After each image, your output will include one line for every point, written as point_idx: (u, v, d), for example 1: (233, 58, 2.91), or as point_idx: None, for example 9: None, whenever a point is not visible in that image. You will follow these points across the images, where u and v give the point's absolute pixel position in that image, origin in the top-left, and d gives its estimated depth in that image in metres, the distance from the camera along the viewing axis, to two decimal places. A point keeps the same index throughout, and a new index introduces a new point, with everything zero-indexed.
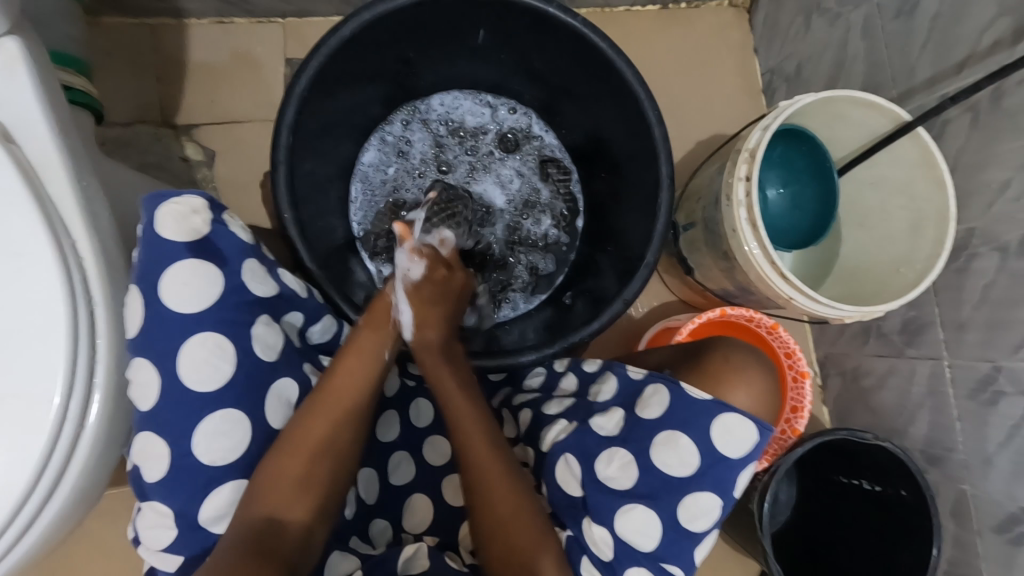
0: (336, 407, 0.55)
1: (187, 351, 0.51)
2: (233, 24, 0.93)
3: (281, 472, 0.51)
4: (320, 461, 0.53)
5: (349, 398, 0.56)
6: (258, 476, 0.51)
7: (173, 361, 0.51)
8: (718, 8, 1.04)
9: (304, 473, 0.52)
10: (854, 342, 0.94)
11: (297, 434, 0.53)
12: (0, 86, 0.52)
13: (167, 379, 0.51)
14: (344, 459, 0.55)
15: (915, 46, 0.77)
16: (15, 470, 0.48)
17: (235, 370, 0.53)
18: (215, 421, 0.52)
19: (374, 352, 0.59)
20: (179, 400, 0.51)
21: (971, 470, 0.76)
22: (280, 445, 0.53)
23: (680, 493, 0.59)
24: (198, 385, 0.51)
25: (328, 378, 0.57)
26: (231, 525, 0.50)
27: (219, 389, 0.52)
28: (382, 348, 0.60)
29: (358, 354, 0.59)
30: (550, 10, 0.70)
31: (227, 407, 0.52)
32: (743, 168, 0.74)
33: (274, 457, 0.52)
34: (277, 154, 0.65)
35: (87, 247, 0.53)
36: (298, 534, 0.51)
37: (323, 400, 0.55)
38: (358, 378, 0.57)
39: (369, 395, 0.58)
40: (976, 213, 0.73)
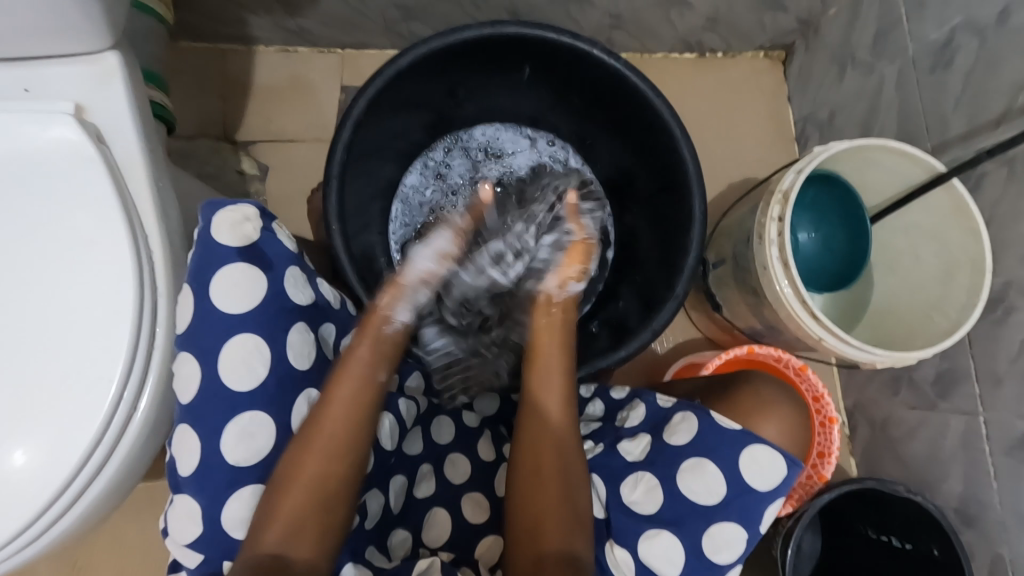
0: (330, 434, 0.55)
1: (228, 351, 0.54)
2: (296, 52, 1.00)
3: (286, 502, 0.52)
4: (322, 486, 0.53)
5: (346, 421, 0.56)
6: (262, 507, 0.52)
7: (215, 359, 0.54)
8: (754, 57, 1.08)
9: (306, 502, 0.52)
10: (883, 391, 0.92)
11: (294, 462, 0.53)
12: (97, 95, 0.57)
13: (208, 374, 0.53)
14: (348, 481, 0.55)
15: (950, 101, 0.79)
16: (71, 446, 0.51)
17: (268, 374, 0.55)
18: (244, 422, 0.53)
19: (366, 374, 0.59)
20: (214, 397, 0.53)
21: (1008, 533, 0.73)
22: (280, 474, 0.53)
23: (705, 521, 0.58)
24: (234, 384, 0.54)
25: (321, 402, 0.57)
26: (239, 558, 0.51)
27: (252, 390, 0.54)
28: (374, 372, 0.60)
29: (349, 377, 0.58)
30: (592, 51, 0.74)
31: (254, 410, 0.54)
32: (776, 208, 0.75)
33: (275, 488, 0.52)
34: (331, 170, 0.69)
35: (157, 244, 0.57)
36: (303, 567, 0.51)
37: (317, 428, 0.55)
38: (351, 401, 0.57)
39: (366, 420, 0.57)
40: (1013, 265, 0.73)
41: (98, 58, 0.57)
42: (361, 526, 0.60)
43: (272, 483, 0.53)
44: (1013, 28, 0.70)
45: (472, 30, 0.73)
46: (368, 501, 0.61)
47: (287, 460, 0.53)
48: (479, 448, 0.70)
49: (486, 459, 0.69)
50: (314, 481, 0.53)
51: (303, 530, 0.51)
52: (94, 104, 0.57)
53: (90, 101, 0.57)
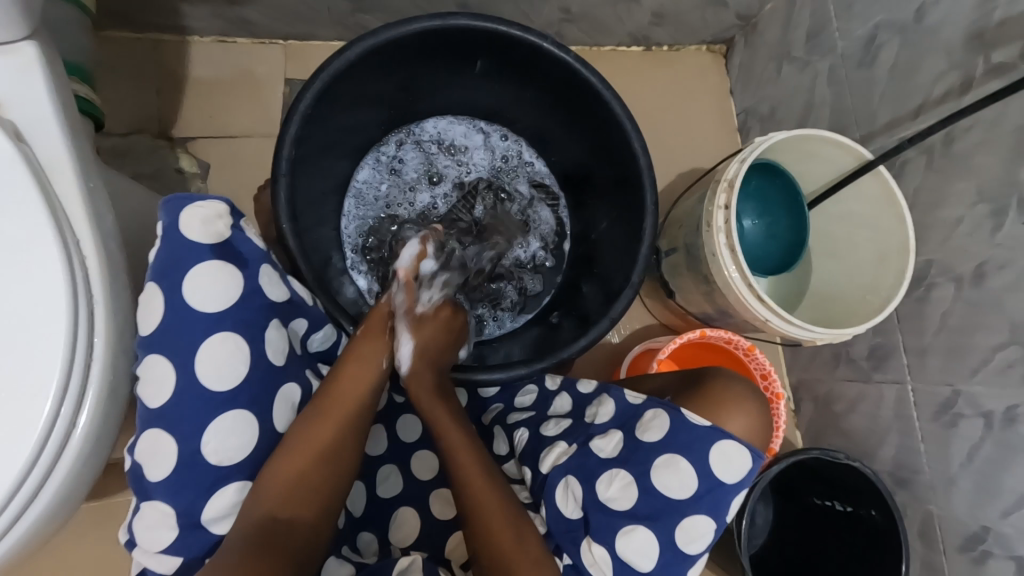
0: (341, 408, 0.57)
1: (206, 352, 0.52)
2: (236, 44, 0.96)
3: (292, 471, 0.52)
4: (326, 458, 0.54)
5: (355, 399, 0.58)
6: (264, 475, 0.52)
7: (191, 359, 0.52)
8: (698, 52, 1.12)
9: (311, 471, 0.53)
10: (825, 367, 0.98)
11: (298, 438, 0.54)
12: (14, 88, 0.53)
13: (185, 375, 0.51)
14: (350, 453, 0.56)
15: (876, 94, 0.85)
16: (5, 467, 0.48)
17: (249, 370, 0.54)
18: (228, 420, 0.52)
19: (378, 356, 0.61)
20: (194, 397, 0.51)
21: (936, 490, 0.80)
22: (284, 448, 0.53)
23: (678, 514, 0.60)
24: (216, 384, 0.52)
25: (332, 380, 0.59)
26: (236, 525, 0.51)
27: (233, 388, 0.52)
28: (379, 356, 0.61)
29: (358, 360, 0.60)
30: (544, 44, 0.75)
31: (238, 409, 0.53)
32: (723, 197, 0.79)
33: (276, 461, 0.53)
34: (279, 167, 0.67)
35: (91, 246, 0.53)
36: (304, 532, 0.51)
37: (329, 402, 0.57)
38: (363, 380, 0.59)
39: (368, 400, 0.59)
40: (933, 245, 0.79)
41: (15, 49, 0.53)
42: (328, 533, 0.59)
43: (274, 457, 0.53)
44: (929, 26, 0.76)
45: (421, 22, 0.72)
46: None
47: (295, 430, 0.54)
48: None
49: None
50: (324, 452, 0.54)
51: (305, 499, 0.52)
52: (12, 99, 0.53)
53: (7, 95, 0.53)
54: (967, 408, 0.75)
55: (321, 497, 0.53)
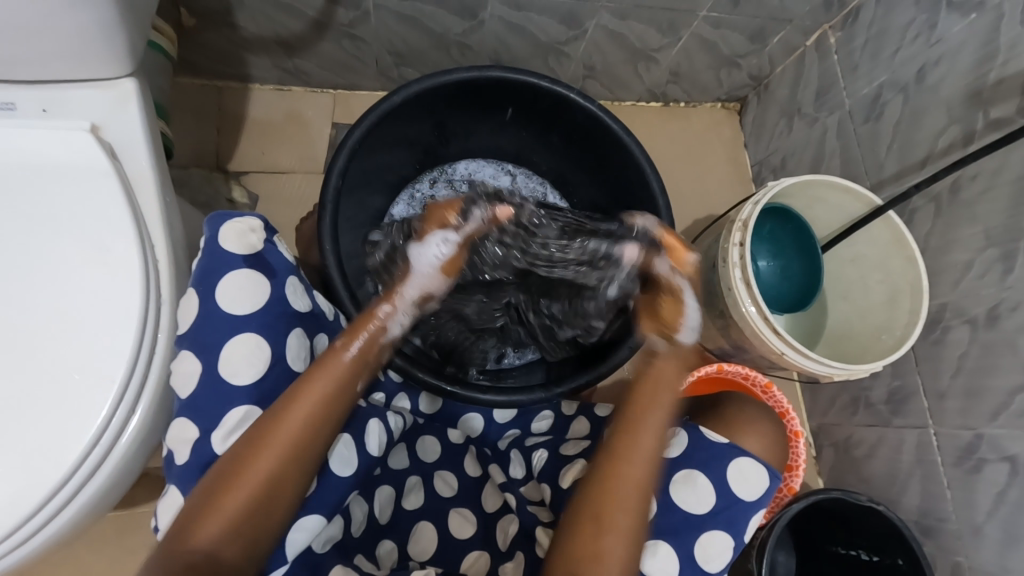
0: (289, 437, 0.53)
1: (230, 349, 0.55)
2: (290, 91, 1.06)
3: (222, 501, 0.50)
4: (268, 488, 0.52)
5: (303, 428, 0.53)
6: (199, 496, 0.51)
7: (216, 355, 0.55)
8: (712, 108, 1.19)
9: (252, 501, 0.51)
10: (843, 412, 0.98)
11: (246, 463, 0.51)
12: (113, 116, 0.62)
13: (208, 370, 0.55)
14: (297, 486, 0.53)
15: (882, 146, 0.90)
16: (68, 446, 0.53)
17: (268, 369, 0.57)
18: (236, 416, 0.55)
19: (338, 379, 0.56)
20: (218, 391, 0.55)
21: (964, 540, 0.78)
22: (230, 473, 0.51)
23: (697, 529, 0.59)
24: (233, 378, 0.55)
25: (289, 400, 0.54)
26: (167, 544, 0.50)
27: (248, 384, 0.55)
28: (352, 379, 0.57)
29: (324, 380, 0.55)
30: (570, 95, 0.82)
31: (249, 404, 0.55)
32: (738, 235, 0.83)
33: (219, 486, 0.51)
34: (326, 194, 0.72)
35: (162, 253, 0.61)
36: (237, 559, 0.50)
37: (279, 426, 0.53)
38: (311, 410, 0.54)
39: (326, 424, 0.55)
40: (946, 289, 0.81)
41: (117, 84, 0.62)
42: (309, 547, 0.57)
43: (218, 476, 0.51)
44: (930, 84, 0.82)
45: (460, 73, 0.79)
46: (350, 505, 0.62)
47: (236, 455, 0.52)
48: (465, 464, 0.71)
49: (472, 474, 0.71)
50: (261, 486, 0.51)
51: (240, 527, 0.50)
52: (111, 124, 0.62)
53: (107, 121, 0.62)
54: (990, 452, 0.74)
55: (257, 529, 0.51)
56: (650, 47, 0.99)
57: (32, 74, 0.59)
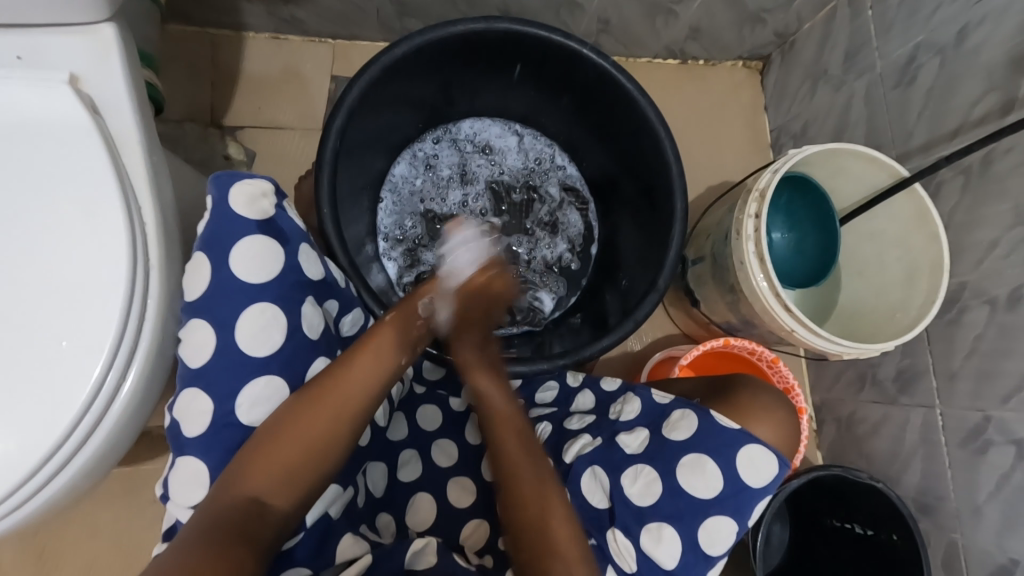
0: (339, 399, 0.54)
1: (246, 318, 0.54)
2: (286, 41, 1.00)
3: (269, 455, 0.50)
4: (314, 447, 0.52)
5: (356, 393, 0.55)
6: (242, 453, 0.51)
7: (232, 326, 0.54)
8: (733, 68, 1.12)
9: (295, 459, 0.51)
10: (849, 388, 0.96)
11: (288, 424, 0.52)
12: (95, 66, 0.58)
13: (225, 341, 0.53)
14: (341, 449, 0.53)
15: (913, 113, 0.84)
16: (59, 411, 0.52)
17: (285, 341, 0.55)
18: (260, 386, 0.54)
19: (390, 347, 0.58)
20: (233, 361, 0.53)
21: (962, 520, 0.78)
22: (268, 437, 0.51)
23: (702, 515, 0.59)
24: (254, 350, 0.54)
25: (335, 368, 0.55)
26: (202, 508, 0.48)
27: (268, 355, 0.54)
28: (398, 353, 0.59)
29: (375, 348, 0.57)
30: (583, 51, 0.76)
31: (270, 374, 0.54)
32: (753, 206, 0.79)
33: (257, 448, 0.51)
34: (323, 155, 0.69)
35: (150, 214, 0.58)
36: (276, 519, 0.49)
37: (327, 388, 0.54)
38: (370, 375, 0.56)
39: (375, 390, 0.56)
40: (967, 268, 0.78)
41: (97, 30, 0.58)
42: (325, 514, 0.56)
43: (253, 444, 0.51)
44: (971, 47, 0.76)
45: (466, 25, 0.74)
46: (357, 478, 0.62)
47: (287, 412, 0.52)
48: (466, 430, 0.70)
49: (471, 441, 0.70)
50: (311, 441, 0.52)
51: (283, 484, 0.50)
52: (90, 75, 0.58)
53: (87, 71, 0.58)
54: (997, 436, 0.73)
55: (301, 486, 0.51)
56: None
57: (4, 19, 0.55)
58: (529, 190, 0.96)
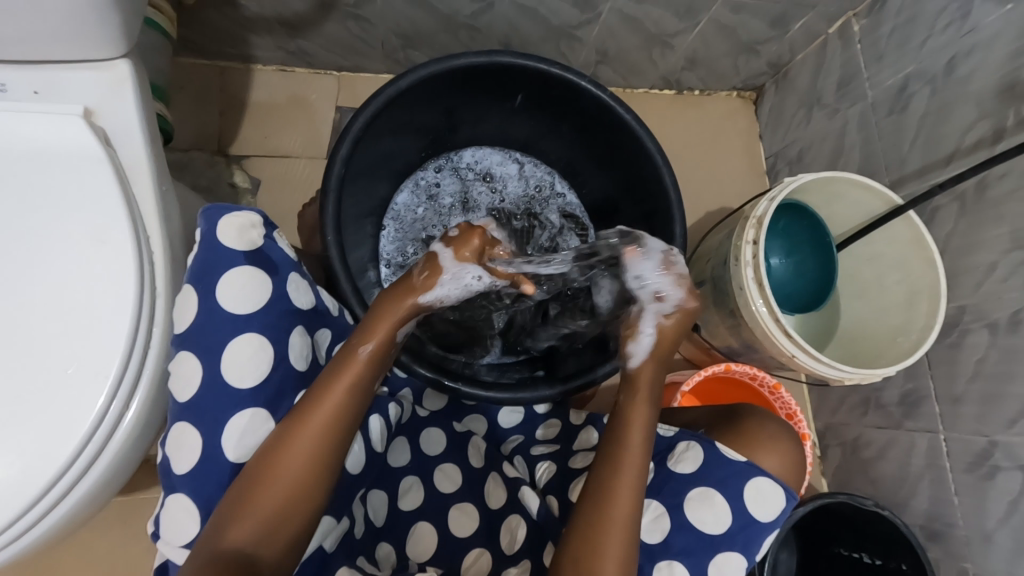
0: (313, 433, 0.52)
1: (233, 349, 0.54)
2: (293, 72, 1.03)
3: (252, 501, 0.50)
4: (291, 491, 0.51)
5: (331, 421, 0.53)
6: (229, 496, 0.50)
7: (218, 358, 0.54)
8: (728, 97, 1.15)
9: (275, 506, 0.50)
10: (853, 412, 0.96)
11: (263, 471, 0.51)
12: (108, 100, 0.60)
13: (210, 373, 0.53)
14: (319, 488, 0.52)
15: (906, 141, 0.86)
16: (61, 442, 0.51)
17: (269, 371, 0.55)
18: (245, 419, 0.53)
19: (359, 377, 0.55)
20: (220, 394, 0.53)
21: (972, 548, 0.77)
22: (245, 485, 0.50)
23: (711, 550, 0.58)
24: (238, 381, 0.54)
25: (304, 405, 0.53)
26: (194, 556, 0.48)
27: (254, 386, 0.54)
28: (368, 381, 0.56)
29: (344, 377, 0.54)
30: (581, 82, 0.79)
31: (254, 407, 0.54)
32: (750, 233, 0.80)
33: (239, 496, 0.50)
34: (327, 183, 0.70)
35: (157, 243, 0.59)
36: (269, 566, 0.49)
37: (300, 430, 0.52)
38: (339, 408, 0.54)
39: (344, 424, 0.54)
40: (965, 292, 0.79)
41: (112, 65, 0.60)
42: (320, 547, 0.56)
43: (233, 492, 0.51)
44: (960, 77, 0.78)
45: (469, 58, 0.76)
46: (354, 507, 0.61)
47: (268, 448, 0.52)
48: (468, 455, 0.70)
49: (475, 464, 0.70)
50: (295, 476, 0.51)
51: (269, 531, 0.50)
52: (105, 109, 0.60)
53: (101, 105, 0.60)
54: (1004, 460, 0.73)
55: (287, 530, 0.51)
56: (666, 32, 0.96)
57: (24, 55, 0.57)
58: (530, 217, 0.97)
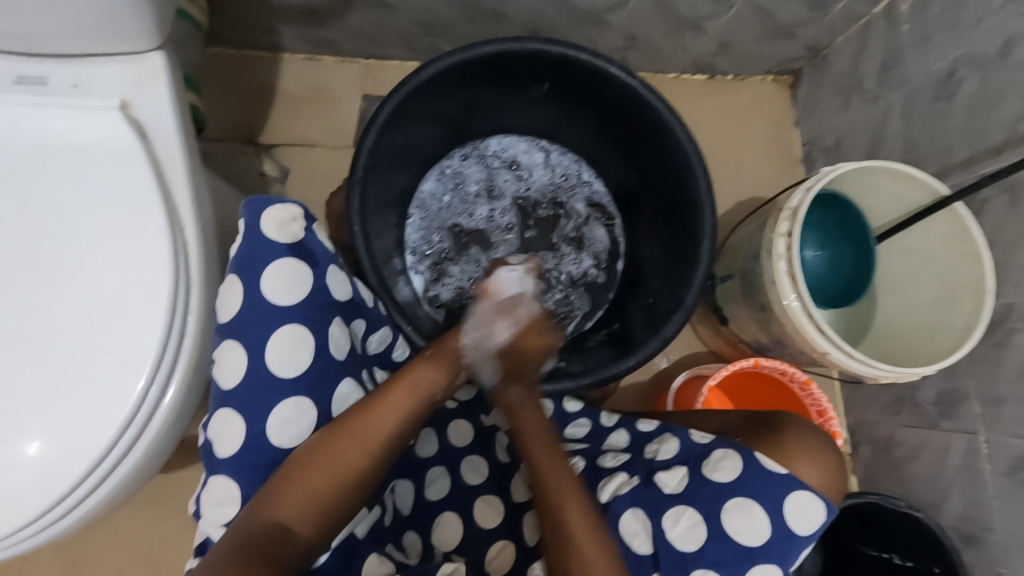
0: (369, 433, 0.55)
1: (277, 339, 0.55)
2: (321, 61, 1.03)
3: (298, 482, 0.51)
4: (340, 479, 0.52)
5: (388, 428, 0.56)
6: (275, 478, 0.52)
7: (263, 348, 0.55)
8: (762, 82, 1.11)
9: (320, 490, 0.52)
10: (886, 411, 0.93)
11: (315, 457, 0.52)
12: (142, 93, 0.61)
13: (256, 363, 0.55)
14: (366, 481, 0.54)
15: (954, 128, 0.82)
16: (103, 424, 0.54)
17: (312, 361, 0.57)
18: (289, 407, 0.55)
19: (428, 381, 0.59)
20: (264, 382, 0.55)
21: (1011, 555, 0.74)
22: (293, 469, 0.52)
23: (747, 562, 0.58)
24: (284, 371, 0.55)
25: (370, 401, 0.57)
26: (234, 531, 0.49)
27: (297, 376, 0.56)
28: (436, 385, 0.60)
29: (414, 380, 0.59)
30: (611, 69, 0.77)
31: (298, 396, 0.55)
32: (785, 225, 0.77)
33: (287, 479, 0.51)
34: (354, 173, 0.70)
35: (191, 232, 0.61)
36: (301, 547, 0.50)
37: (358, 423, 0.55)
38: (404, 406, 0.57)
39: (407, 424, 0.57)
40: (1013, 288, 0.75)
41: (146, 58, 0.61)
42: (349, 535, 0.56)
43: (278, 476, 0.52)
44: (1015, 61, 0.74)
45: (494, 45, 0.75)
46: (381, 495, 0.62)
47: (315, 441, 0.53)
48: (496, 449, 0.70)
49: (502, 460, 0.70)
50: (339, 470, 0.53)
51: (308, 512, 0.51)
52: (140, 101, 0.61)
53: (136, 97, 0.61)
54: None
55: (326, 516, 0.52)
56: (698, 15, 0.92)
57: (62, 48, 0.58)
58: (556, 206, 0.96)
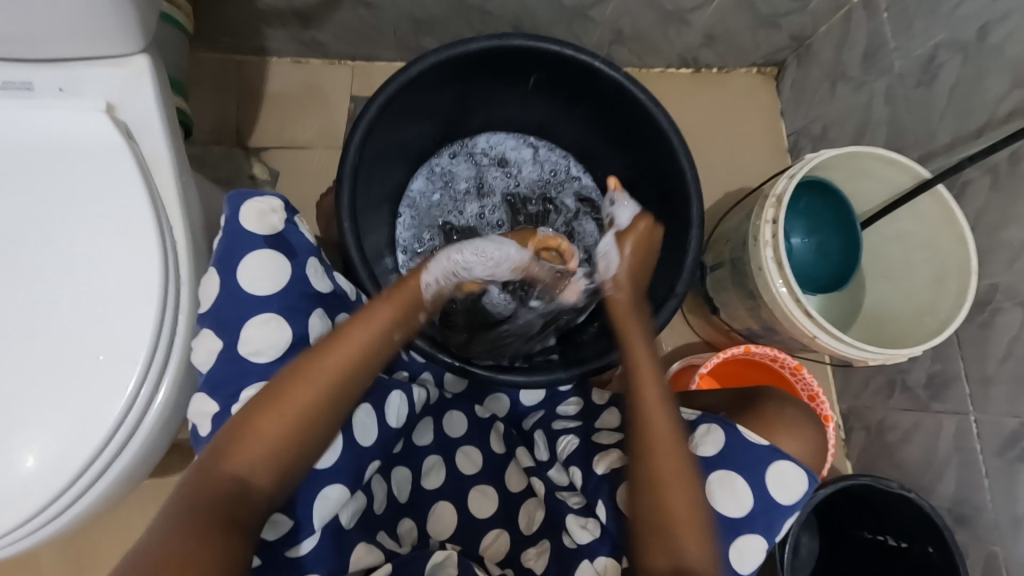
0: (322, 375, 0.54)
1: (250, 328, 0.55)
2: (309, 63, 1.04)
3: (254, 430, 0.51)
4: (295, 423, 0.52)
5: (343, 368, 0.55)
6: (229, 429, 0.52)
7: (236, 336, 0.55)
8: (747, 74, 1.12)
9: (275, 435, 0.52)
10: (879, 395, 0.94)
11: (269, 404, 0.52)
12: (129, 95, 0.62)
13: (229, 351, 0.55)
14: (323, 424, 0.54)
15: (935, 113, 0.83)
16: (95, 423, 0.54)
17: (287, 350, 0.57)
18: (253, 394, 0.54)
19: (386, 325, 0.60)
20: (239, 371, 0.55)
21: (1003, 531, 0.75)
22: (246, 418, 0.52)
23: (732, 533, 0.58)
24: (256, 357, 0.55)
25: (325, 345, 0.56)
26: (189, 482, 0.50)
27: (270, 363, 0.55)
28: (391, 329, 0.60)
29: (368, 324, 0.59)
30: (595, 63, 0.78)
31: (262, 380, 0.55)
32: (770, 212, 0.78)
33: (240, 428, 0.51)
34: (343, 171, 0.71)
35: (180, 232, 0.61)
36: (260, 493, 0.50)
37: (312, 367, 0.55)
38: (359, 348, 0.57)
39: (363, 366, 0.57)
40: (998, 268, 0.76)
41: (131, 60, 0.62)
42: (335, 518, 0.55)
43: (231, 426, 0.52)
44: (992, 46, 0.75)
45: (480, 42, 0.76)
46: (374, 482, 0.62)
47: (268, 388, 0.53)
48: (491, 440, 0.71)
49: (497, 451, 0.71)
50: (295, 414, 0.52)
51: (265, 458, 0.51)
52: (126, 103, 0.62)
53: (122, 100, 0.62)
54: None
55: (285, 461, 0.52)
56: (681, 8, 0.93)
57: (48, 52, 0.59)
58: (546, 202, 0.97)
